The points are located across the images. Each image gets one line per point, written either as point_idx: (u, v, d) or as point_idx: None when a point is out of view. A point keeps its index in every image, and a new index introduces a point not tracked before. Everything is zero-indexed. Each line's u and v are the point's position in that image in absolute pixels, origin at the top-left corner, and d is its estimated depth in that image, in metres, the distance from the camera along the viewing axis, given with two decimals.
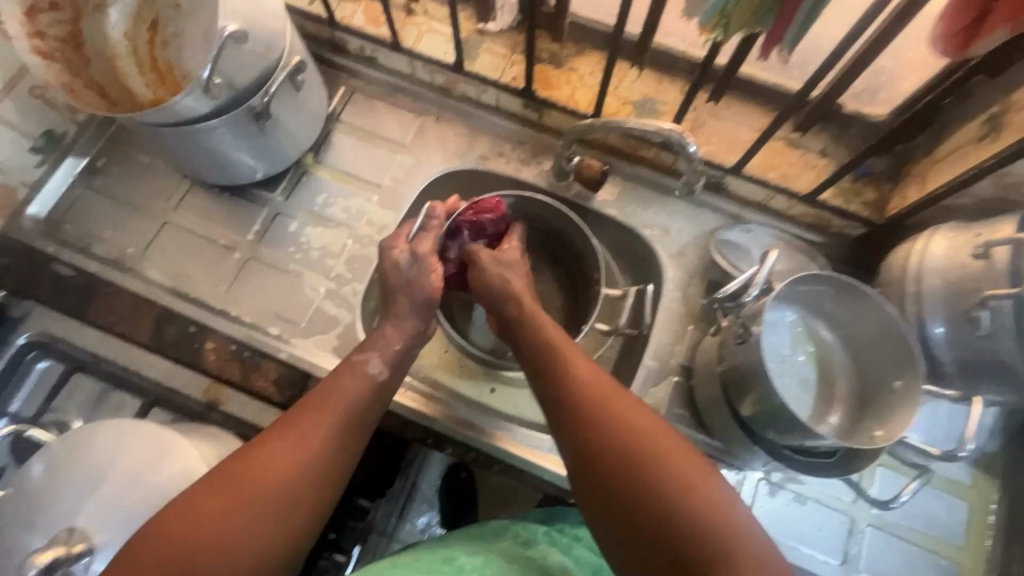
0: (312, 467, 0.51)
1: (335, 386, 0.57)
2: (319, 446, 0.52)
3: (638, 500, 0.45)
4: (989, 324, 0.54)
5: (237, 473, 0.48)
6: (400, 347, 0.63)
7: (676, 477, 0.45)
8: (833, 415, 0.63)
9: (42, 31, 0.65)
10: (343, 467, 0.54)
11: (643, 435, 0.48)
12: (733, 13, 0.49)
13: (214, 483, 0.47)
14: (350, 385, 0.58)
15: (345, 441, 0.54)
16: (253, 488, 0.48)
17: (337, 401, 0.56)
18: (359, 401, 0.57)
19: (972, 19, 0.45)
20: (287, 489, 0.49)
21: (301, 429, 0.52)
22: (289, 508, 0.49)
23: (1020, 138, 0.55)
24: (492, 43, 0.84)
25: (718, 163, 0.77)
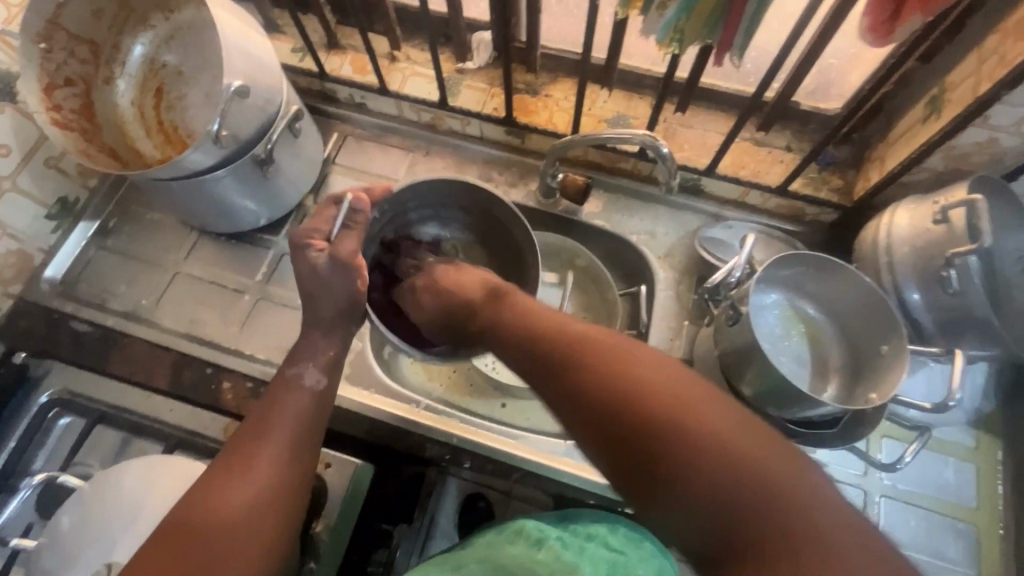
0: (265, 490, 0.55)
1: (274, 404, 0.60)
2: (277, 468, 0.57)
3: (672, 450, 0.41)
4: (959, 282, 0.57)
5: (195, 516, 0.52)
6: (330, 353, 0.65)
7: (711, 435, 0.41)
8: (829, 387, 0.66)
9: (59, 104, 0.72)
10: (299, 480, 0.58)
11: (663, 387, 0.44)
12: (685, 28, 0.56)
13: (174, 527, 0.51)
14: (287, 402, 0.61)
15: (297, 458, 0.59)
16: (220, 525, 0.52)
17: (283, 419, 0.59)
18: (300, 413, 0.61)
19: (892, 11, 0.51)
20: (258, 515, 0.54)
21: (245, 459, 0.56)
22: (252, 528, 0.53)
23: (958, 113, 0.61)
24: (472, 80, 0.90)
25: (692, 166, 0.82)
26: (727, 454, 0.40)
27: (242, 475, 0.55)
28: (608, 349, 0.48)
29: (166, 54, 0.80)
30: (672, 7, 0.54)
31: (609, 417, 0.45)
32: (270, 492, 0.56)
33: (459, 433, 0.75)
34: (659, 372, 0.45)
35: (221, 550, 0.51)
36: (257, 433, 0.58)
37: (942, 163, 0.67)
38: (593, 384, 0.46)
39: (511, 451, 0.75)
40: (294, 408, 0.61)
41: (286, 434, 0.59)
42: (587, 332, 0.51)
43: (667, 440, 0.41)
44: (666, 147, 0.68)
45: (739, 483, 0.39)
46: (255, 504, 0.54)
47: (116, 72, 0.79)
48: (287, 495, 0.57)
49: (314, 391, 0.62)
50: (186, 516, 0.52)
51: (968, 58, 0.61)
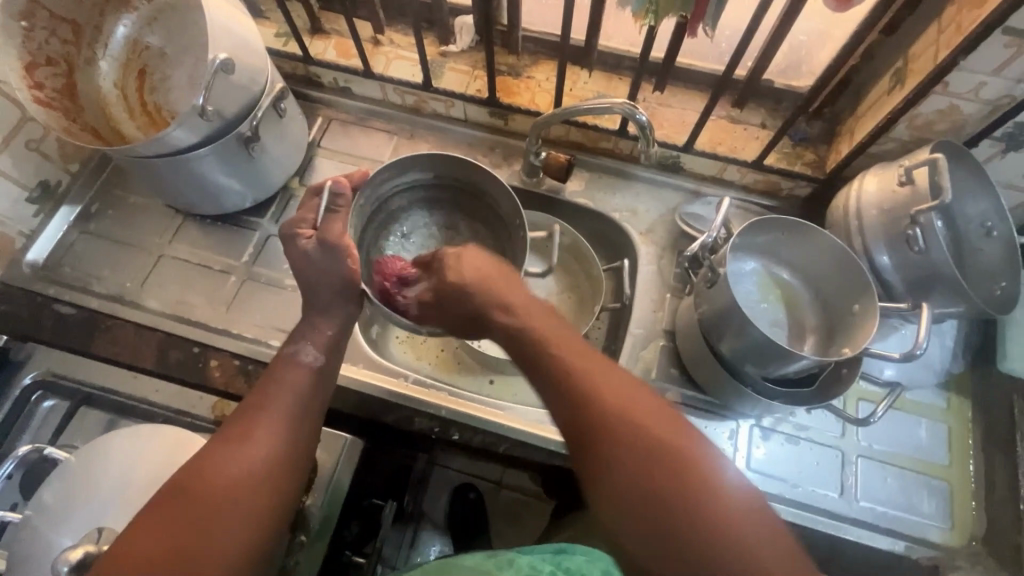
0: (265, 462, 0.54)
1: (276, 381, 0.60)
2: (277, 443, 0.56)
3: (617, 462, 0.47)
4: (924, 240, 0.60)
5: (196, 481, 0.51)
6: (332, 332, 0.65)
7: (657, 450, 0.47)
8: (805, 349, 0.68)
9: (40, 83, 0.72)
10: (299, 458, 0.57)
11: (621, 400, 0.50)
12: (659, 1, 0.58)
13: (170, 490, 0.51)
14: (293, 379, 0.61)
15: (298, 430, 0.58)
16: (222, 497, 0.51)
17: (285, 398, 0.59)
18: (304, 394, 0.60)
19: None
20: (254, 486, 0.53)
21: (247, 430, 0.56)
22: (252, 501, 0.52)
23: (920, 82, 0.64)
24: (455, 62, 0.91)
25: (671, 143, 0.85)
26: (665, 466, 0.46)
27: (241, 447, 0.54)
28: (605, 373, 0.52)
29: (149, 35, 0.80)
30: None
31: (568, 428, 0.50)
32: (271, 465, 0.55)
33: (448, 405, 0.76)
34: (635, 395, 0.50)
35: (218, 522, 0.50)
36: (257, 409, 0.58)
37: (908, 132, 0.70)
38: (565, 391, 0.51)
39: (499, 421, 0.76)
40: (293, 386, 0.60)
41: (285, 410, 0.58)
42: (567, 347, 0.54)
43: (613, 451, 0.48)
44: (643, 116, 0.70)
45: (674, 494, 0.45)
46: (252, 474, 0.53)
47: (98, 53, 0.79)
48: (287, 470, 0.56)
49: (314, 368, 0.62)
50: (186, 479, 0.52)
51: (929, 30, 0.64)
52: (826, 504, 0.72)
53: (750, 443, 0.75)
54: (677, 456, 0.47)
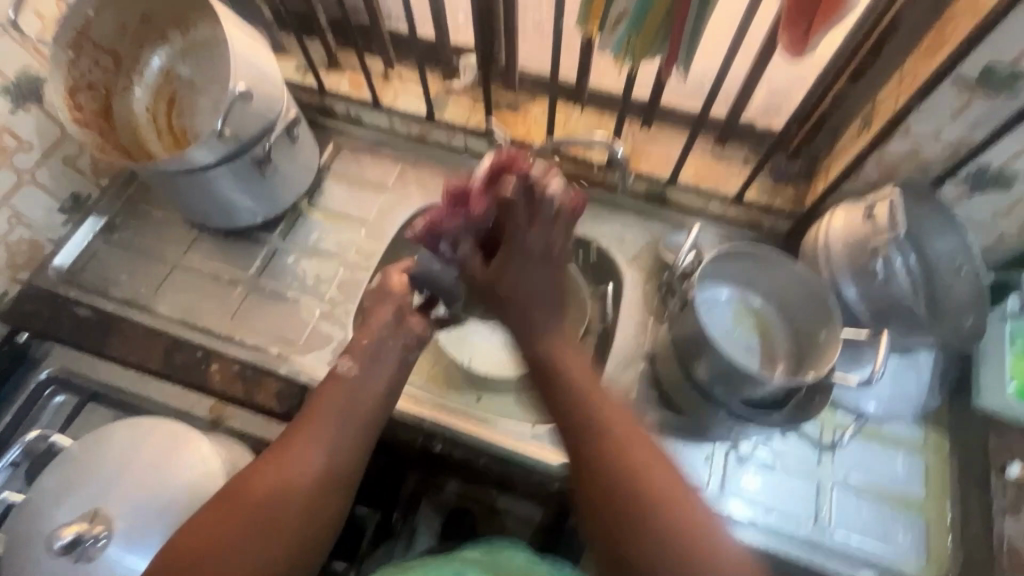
0: (309, 475, 0.60)
1: (322, 397, 0.65)
2: (315, 458, 0.61)
3: (625, 527, 0.53)
4: (885, 268, 0.64)
5: (247, 488, 0.58)
6: (366, 345, 0.70)
7: (679, 530, 0.52)
8: (775, 375, 0.71)
9: (80, 105, 0.80)
10: (342, 470, 0.62)
11: (637, 479, 0.55)
12: (634, 43, 0.63)
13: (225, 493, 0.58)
14: (334, 396, 0.65)
15: (343, 446, 0.63)
16: (252, 502, 0.57)
17: (327, 412, 0.64)
18: (347, 410, 0.65)
19: (807, 26, 0.54)
20: (286, 498, 0.58)
21: (291, 442, 0.62)
22: (295, 507, 0.58)
23: (883, 124, 0.68)
24: (458, 97, 0.98)
25: (657, 177, 0.89)
26: (676, 543, 0.52)
27: (280, 462, 0.60)
28: (604, 404, 0.61)
29: (180, 66, 0.88)
30: (621, 26, 0.62)
31: (604, 496, 0.56)
32: (301, 477, 0.60)
33: (432, 416, 0.79)
34: (658, 471, 0.56)
35: (246, 528, 0.56)
36: (305, 421, 0.63)
37: (877, 172, 0.74)
38: (599, 454, 0.57)
39: (480, 434, 0.78)
40: (338, 405, 0.65)
41: (328, 427, 0.63)
42: (617, 416, 0.60)
43: (632, 521, 0.53)
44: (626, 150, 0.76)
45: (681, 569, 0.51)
46: (297, 483, 0.59)
47: (134, 80, 0.87)
48: (323, 484, 0.60)
49: (350, 386, 0.66)
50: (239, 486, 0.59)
51: (893, 78, 0.68)
52: (799, 533, 0.73)
53: (725, 468, 0.76)
54: (693, 536, 0.52)
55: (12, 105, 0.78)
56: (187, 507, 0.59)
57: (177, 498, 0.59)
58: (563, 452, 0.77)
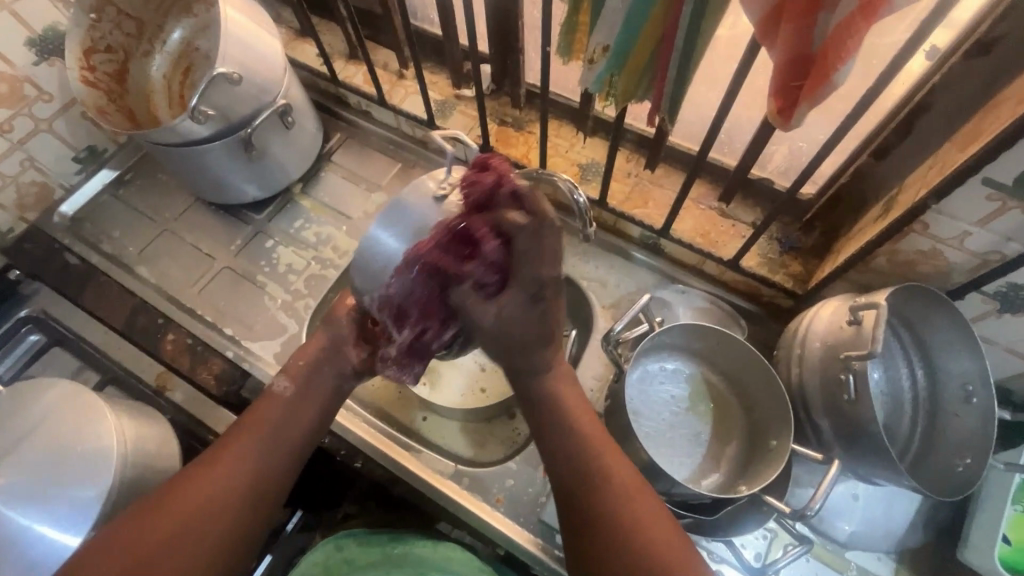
0: (238, 482, 0.59)
1: (256, 410, 0.64)
2: (247, 470, 0.60)
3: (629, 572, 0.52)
4: (855, 388, 0.53)
5: (170, 502, 0.57)
6: (303, 363, 0.69)
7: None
8: (714, 475, 0.62)
9: (94, 66, 0.83)
10: (271, 475, 0.61)
11: (638, 519, 0.54)
12: (616, 83, 0.57)
13: (143, 510, 0.56)
14: (270, 407, 0.65)
15: (275, 453, 0.62)
16: (182, 508, 0.56)
17: (262, 421, 0.63)
18: (280, 418, 0.64)
19: (796, 95, 0.46)
20: (221, 510, 0.57)
21: (218, 456, 0.60)
22: (219, 514, 0.57)
23: (899, 216, 0.57)
24: (466, 106, 0.95)
25: (650, 225, 0.82)
26: None
27: (214, 472, 0.59)
28: (619, 464, 0.58)
29: (200, 40, 0.91)
30: (602, 63, 0.55)
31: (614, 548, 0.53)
32: (237, 486, 0.59)
33: (357, 431, 0.77)
34: (645, 504, 0.55)
35: (174, 539, 0.54)
36: (234, 436, 0.62)
37: (888, 266, 0.63)
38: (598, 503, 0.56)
39: (400, 460, 0.75)
40: (276, 414, 0.64)
41: (263, 440, 0.62)
42: (620, 469, 0.57)
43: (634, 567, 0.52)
44: (584, 199, 0.65)
45: None
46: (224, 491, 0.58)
47: (155, 48, 0.90)
48: (255, 496, 0.60)
49: (289, 399, 0.66)
50: (160, 501, 0.57)
51: (923, 163, 0.57)
52: None
53: None
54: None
55: (36, 58, 0.83)
56: (69, 479, 0.60)
57: (68, 466, 0.61)
58: (475, 499, 0.73)
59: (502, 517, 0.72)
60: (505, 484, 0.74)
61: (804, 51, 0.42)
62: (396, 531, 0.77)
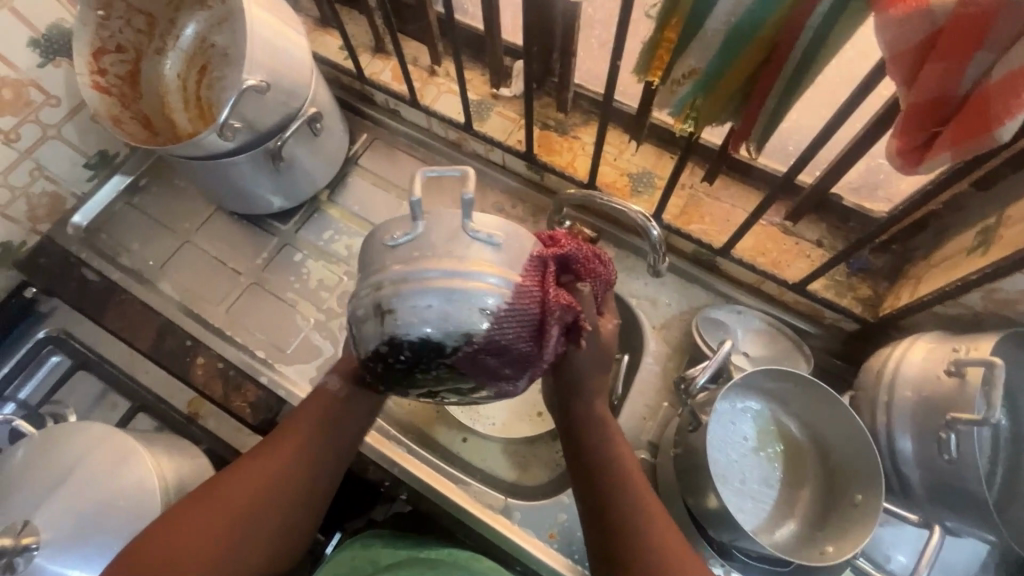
0: (273, 492, 0.55)
1: (303, 411, 0.59)
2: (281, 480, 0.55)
3: None
4: (957, 448, 0.50)
5: (209, 498, 0.54)
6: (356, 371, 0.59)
7: None
8: (788, 523, 0.60)
9: (105, 69, 0.76)
10: (307, 490, 0.56)
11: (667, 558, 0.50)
12: (701, 108, 0.51)
13: (189, 500, 0.54)
14: (315, 411, 0.59)
15: (311, 463, 0.57)
16: (214, 511, 0.53)
17: (307, 426, 0.58)
18: (321, 424, 0.58)
19: (928, 139, 0.40)
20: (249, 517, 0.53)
21: (261, 458, 0.56)
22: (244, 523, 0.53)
23: (1006, 256, 0.52)
24: (504, 107, 0.88)
25: (708, 242, 0.77)
26: None
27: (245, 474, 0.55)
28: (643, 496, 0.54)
29: (216, 35, 0.83)
30: (687, 86, 0.49)
31: None
32: (271, 493, 0.54)
33: (400, 463, 0.74)
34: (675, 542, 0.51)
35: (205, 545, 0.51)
36: (277, 439, 0.58)
37: (981, 303, 0.59)
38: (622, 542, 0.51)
39: (449, 495, 0.72)
40: (322, 420, 0.58)
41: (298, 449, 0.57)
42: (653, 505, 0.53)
43: None
44: (657, 230, 0.64)
45: None
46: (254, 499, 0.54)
47: (168, 44, 0.82)
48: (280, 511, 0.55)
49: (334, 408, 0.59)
50: (201, 495, 0.54)
51: None
52: None
53: None
54: None
55: (41, 59, 0.76)
56: (112, 530, 0.57)
57: (109, 518, 0.57)
58: (530, 535, 0.71)
59: (555, 554, 0.70)
60: (558, 519, 0.71)
61: (947, 94, 0.37)
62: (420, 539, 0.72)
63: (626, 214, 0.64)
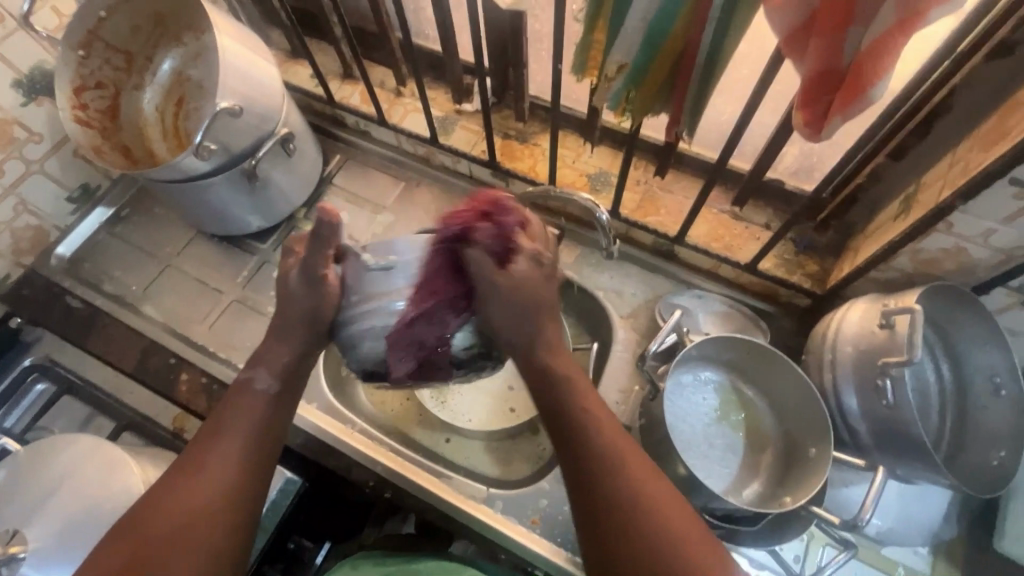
0: (224, 487, 0.53)
1: (228, 409, 0.58)
2: (228, 473, 0.54)
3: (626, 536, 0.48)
4: (893, 394, 0.54)
5: (153, 511, 0.52)
6: (289, 358, 0.61)
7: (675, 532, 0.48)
8: (753, 484, 0.63)
9: (85, 104, 0.80)
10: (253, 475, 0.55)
11: (626, 472, 0.51)
12: (634, 100, 0.56)
13: (132, 522, 0.51)
14: (243, 406, 0.58)
15: (254, 454, 0.56)
16: (165, 519, 0.51)
17: (236, 421, 0.57)
18: (255, 417, 0.58)
19: (826, 107, 0.45)
20: (203, 517, 0.51)
21: (197, 460, 0.54)
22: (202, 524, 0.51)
23: (922, 216, 0.57)
24: (468, 121, 0.94)
25: (664, 232, 0.82)
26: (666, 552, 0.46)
27: (193, 479, 0.53)
28: (598, 405, 0.57)
29: (190, 69, 0.88)
30: (619, 80, 0.54)
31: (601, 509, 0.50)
32: (219, 490, 0.53)
33: (384, 460, 0.76)
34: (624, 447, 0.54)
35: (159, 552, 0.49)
36: (211, 437, 0.56)
37: (911, 265, 0.63)
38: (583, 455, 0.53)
39: (432, 488, 0.74)
40: (250, 412, 0.58)
41: (244, 438, 0.56)
42: (608, 425, 0.55)
43: (634, 523, 0.48)
44: (606, 215, 0.69)
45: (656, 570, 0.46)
46: (203, 500, 0.52)
47: (146, 80, 0.87)
48: (245, 498, 0.54)
49: (270, 397, 0.59)
50: (146, 512, 0.52)
51: (941, 162, 0.58)
52: None
53: None
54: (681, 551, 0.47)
55: (24, 98, 0.80)
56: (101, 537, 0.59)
57: (95, 524, 0.59)
58: (512, 523, 0.73)
59: (538, 538, 0.72)
60: (539, 505, 0.73)
61: (832, 66, 0.42)
62: (409, 556, 0.72)
63: (577, 201, 0.69)
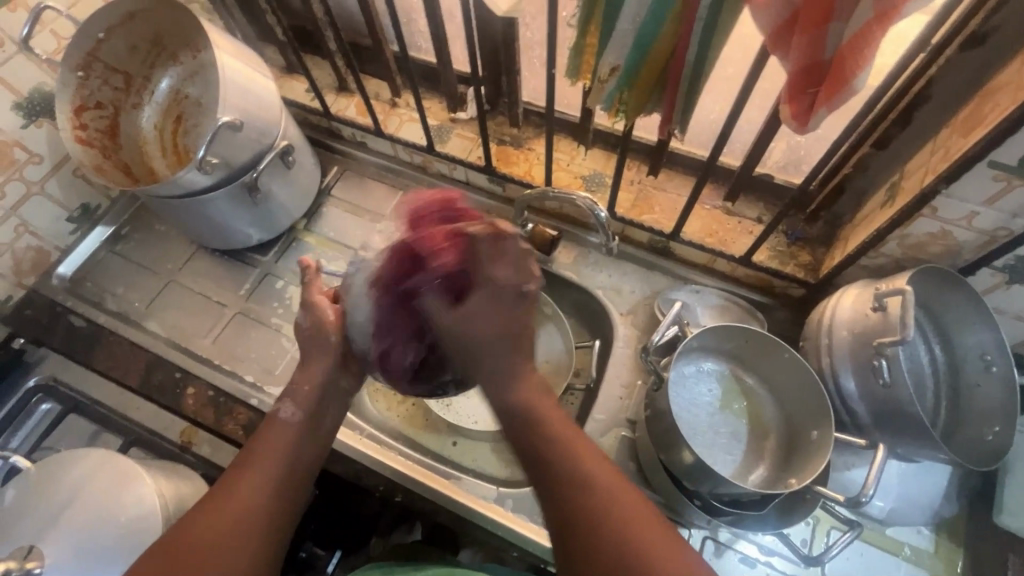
0: (261, 508, 0.53)
1: (261, 437, 0.59)
2: (263, 493, 0.54)
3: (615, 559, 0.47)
4: (889, 372, 0.56)
5: (188, 531, 0.50)
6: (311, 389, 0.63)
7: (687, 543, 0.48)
8: (759, 468, 0.65)
9: (86, 124, 0.81)
10: (288, 498, 0.56)
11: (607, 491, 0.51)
12: (627, 101, 0.58)
13: (161, 546, 0.49)
14: (275, 433, 0.59)
15: (288, 479, 0.57)
16: (202, 539, 0.50)
17: (271, 447, 0.58)
18: (289, 443, 0.59)
19: (811, 100, 0.48)
20: (242, 535, 0.51)
21: (231, 484, 0.54)
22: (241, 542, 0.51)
23: (907, 202, 0.60)
24: (463, 129, 0.96)
25: (659, 229, 0.84)
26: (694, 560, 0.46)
27: (226, 501, 0.53)
28: (568, 425, 0.57)
29: (188, 87, 0.89)
30: (612, 82, 0.56)
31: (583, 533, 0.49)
32: (256, 509, 0.53)
33: (393, 464, 0.76)
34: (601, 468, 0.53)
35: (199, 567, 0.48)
36: (244, 462, 0.56)
37: (899, 250, 0.66)
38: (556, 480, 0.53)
39: (442, 489, 0.75)
40: (284, 439, 0.59)
41: (277, 463, 0.57)
42: (584, 445, 0.55)
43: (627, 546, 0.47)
44: (605, 213, 0.71)
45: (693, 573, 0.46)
46: (241, 519, 0.52)
47: (144, 99, 0.89)
48: (278, 521, 0.54)
49: (296, 426, 0.60)
50: (177, 533, 0.51)
51: (923, 150, 0.60)
52: None
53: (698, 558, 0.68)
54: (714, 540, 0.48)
55: (24, 120, 0.81)
56: (116, 548, 0.59)
57: (111, 535, 0.59)
58: (522, 520, 0.73)
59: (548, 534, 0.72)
60: None
61: (817, 59, 0.44)
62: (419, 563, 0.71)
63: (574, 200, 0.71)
